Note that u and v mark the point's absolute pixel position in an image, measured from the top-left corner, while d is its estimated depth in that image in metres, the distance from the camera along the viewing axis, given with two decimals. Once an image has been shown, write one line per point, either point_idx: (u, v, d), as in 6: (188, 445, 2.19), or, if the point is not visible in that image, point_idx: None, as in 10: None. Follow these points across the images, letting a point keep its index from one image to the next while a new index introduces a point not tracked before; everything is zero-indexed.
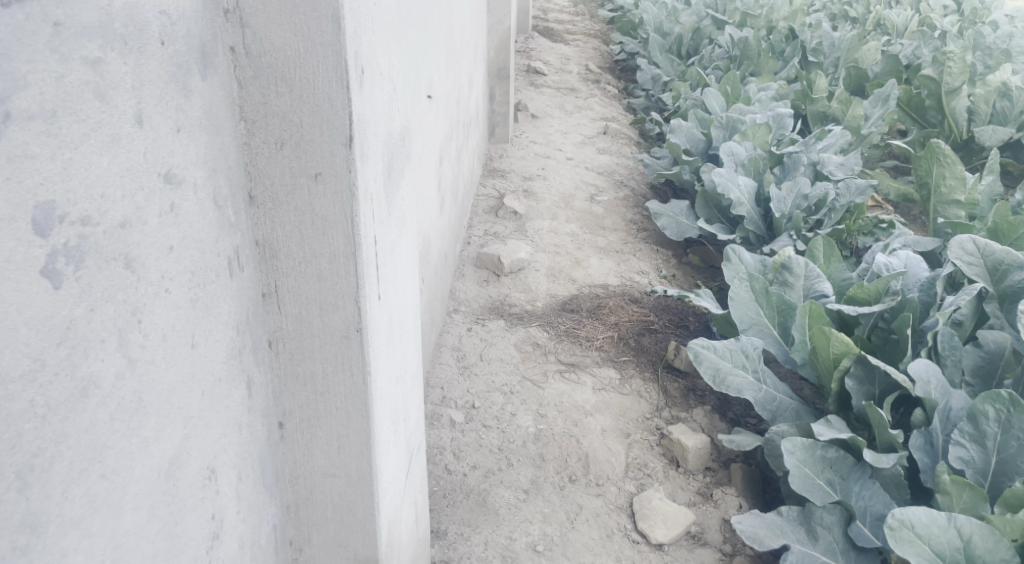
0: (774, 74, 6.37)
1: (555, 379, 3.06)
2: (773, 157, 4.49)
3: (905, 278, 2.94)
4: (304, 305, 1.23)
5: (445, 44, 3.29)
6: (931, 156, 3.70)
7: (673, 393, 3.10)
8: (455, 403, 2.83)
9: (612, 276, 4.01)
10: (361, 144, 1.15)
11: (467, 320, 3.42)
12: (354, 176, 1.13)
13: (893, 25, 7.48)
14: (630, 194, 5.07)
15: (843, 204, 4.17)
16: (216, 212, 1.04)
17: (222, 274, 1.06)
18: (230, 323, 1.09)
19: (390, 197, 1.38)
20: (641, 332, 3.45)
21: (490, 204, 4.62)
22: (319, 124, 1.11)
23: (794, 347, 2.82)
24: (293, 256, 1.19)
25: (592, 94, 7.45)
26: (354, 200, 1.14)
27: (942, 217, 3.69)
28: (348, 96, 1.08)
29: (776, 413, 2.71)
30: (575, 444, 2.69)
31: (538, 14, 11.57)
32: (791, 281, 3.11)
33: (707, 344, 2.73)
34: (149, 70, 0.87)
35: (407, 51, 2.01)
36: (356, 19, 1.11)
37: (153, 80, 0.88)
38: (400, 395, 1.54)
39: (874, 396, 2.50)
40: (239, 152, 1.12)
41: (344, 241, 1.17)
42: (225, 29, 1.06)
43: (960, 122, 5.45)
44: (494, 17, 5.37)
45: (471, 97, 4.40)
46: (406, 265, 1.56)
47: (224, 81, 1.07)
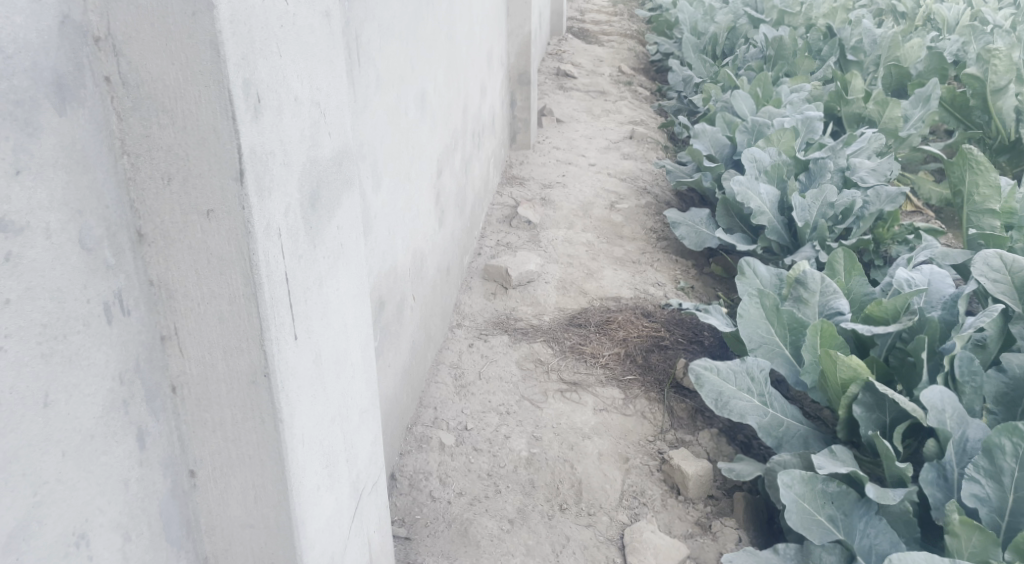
0: (811, 74, 6.15)
1: (555, 399, 2.95)
2: (798, 163, 4.31)
3: (927, 295, 2.76)
4: (207, 348, 1.14)
5: (446, 51, 3.20)
6: (964, 164, 3.50)
7: (679, 414, 2.96)
8: (447, 424, 2.73)
9: (626, 288, 3.88)
10: (259, 180, 1.07)
11: (470, 335, 3.33)
12: (249, 212, 1.04)
13: (944, 20, 7.21)
14: (652, 201, 4.93)
15: (872, 212, 3.98)
16: (83, 257, 0.96)
17: (93, 323, 0.98)
18: (108, 374, 1.01)
19: (315, 228, 1.29)
20: (650, 349, 3.32)
21: (504, 213, 4.54)
22: (206, 156, 1.02)
23: (805, 370, 2.67)
24: (191, 297, 1.11)
25: (622, 97, 7.30)
26: (250, 237, 1.06)
27: (975, 228, 3.48)
28: (236, 127, 1.00)
29: (783, 440, 2.55)
30: (569, 470, 2.57)
31: (575, 14, 11.42)
32: (806, 297, 2.97)
33: (709, 365, 2.60)
34: None
35: (369, 64, 1.91)
36: (247, 45, 1.02)
37: None
38: (340, 434, 1.46)
39: (886, 425, 2.33)
40: (122, 189, 1.03)
41: (243, 280, 1.09)
42: (98, 59, 0.98)
43: (1007, 124, 5.20)
44: (514, 23, 5.29)
45: (484, 105, 4.31)
46: (346, 296, 1.47)
47: (97, 114, 0.99)
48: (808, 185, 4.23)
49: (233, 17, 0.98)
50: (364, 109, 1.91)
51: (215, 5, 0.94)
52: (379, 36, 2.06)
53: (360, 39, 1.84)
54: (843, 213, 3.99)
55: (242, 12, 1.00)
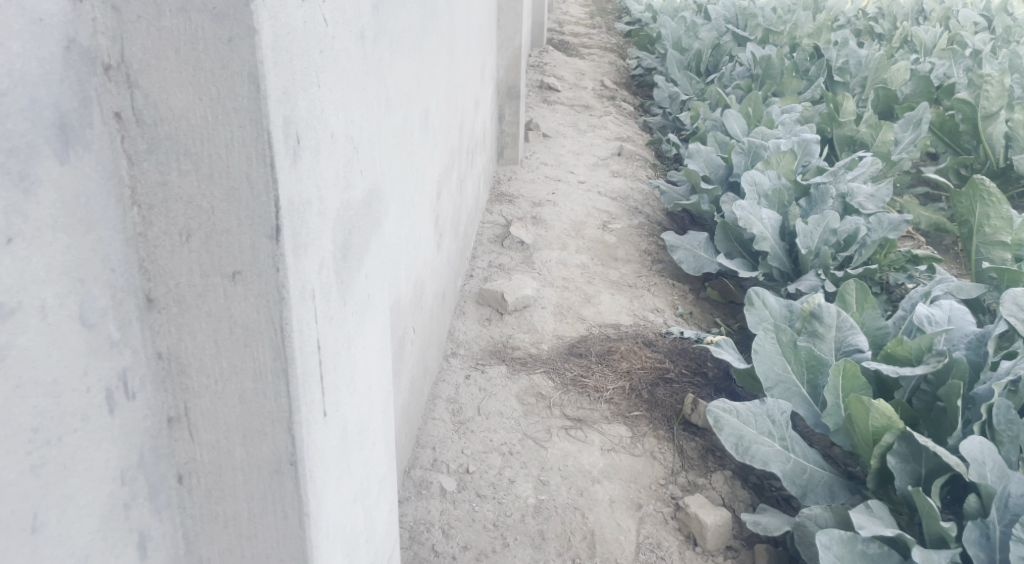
0: (799, 94, 6.04)
1: (560, 438, 2.78)
2: (798, 188, 4.16)
3: (950, 333, 2.61)
4: (223, 433, 0.96)
5: (446, 67, 3.03)
6: (974, 193, 3.33)
7: (690, 454, 2.81)
8: (447, 467, 2.55)
9: (625, 315, 3.73)
10: (296, 236, 0.90)
11: (466, 365, 3.15)
12: (285, 274, 0.88)
13: (921, 42, 7.11)
14: (644, 222, 4.79)
15: (876, 240, 3.80)
16: (82, 336, 0.82)
17: (93, 417, 0.84)
18: (107, 476, 0.87)
19: (345, 282, 1.10)
20: (655, 383, 3.16)
21: (496, 232, 4.37)
22: (235, 209, 0.87)
23: (827, 412, 2.52)
24: (207, 373, 0.93)
25: (607, 112, 7.18)
26: (282, 304, 0.89)
27: (985, 260, 3.31)
28: (274, 175, 0.85)
29: (807, 488, 2.40)
30: (581, 520, 2.42)
31: (552, 25, 11.30)
32: (821, 332, 2.81)
33: (728, 407, 2.44)
34: None
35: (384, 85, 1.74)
36: (289, 77, 0.86)
37: None
38: (361, 513, 1.27)
39: (922, 476, 2.19)
40: (129, 247, 0.87)
41: (271, 355, 0.91)
42: (108, 91, 0.84)
43: (996, 150, 5.07)
44: (505, 35, 5.13)
45: (477, 120, 4.14)
46: (371, 354, 1.28)
47: (104, 159, 0.84)
48: (808, 211, 4.07)
49: (276, 44, 0.83)
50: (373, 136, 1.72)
51: (257, 29, 0.80)
52: (391, 54, 1.88)
53: (376, 54, 1.66)
54: (846, 241, 3.85)
55: (285, 38, 0.85)
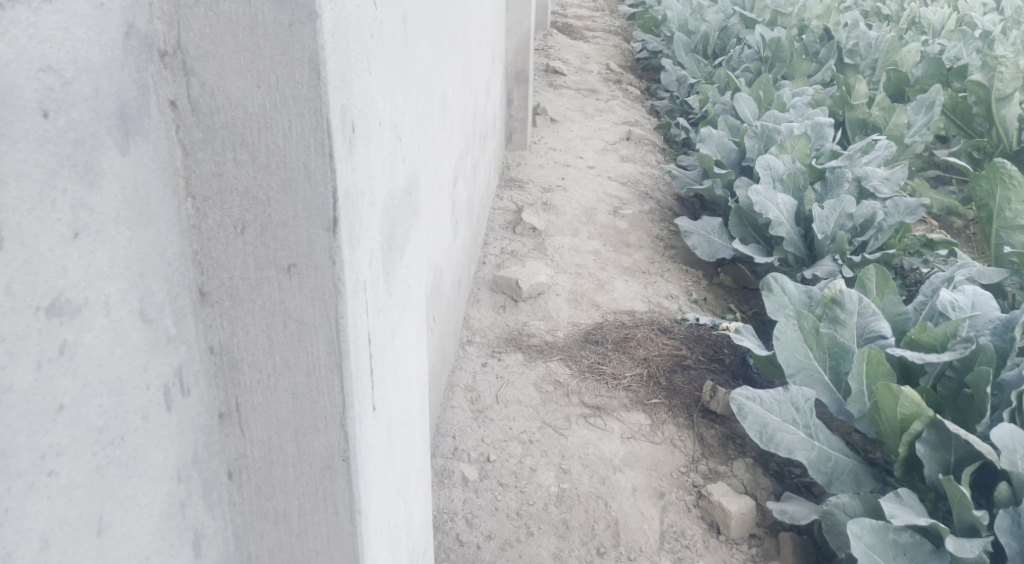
0: (808, 77, 5.98)
1: (579, 425, 2.77)
2: (813, 172, 4.12)
3: (975, 320, 2.57)
4: (274, 428, 1.00)
5: (461, 53, 2.99)
6: (994, 176, 3.24)
7: (710, 441, 2.80)
8: (468, 455, 2.53)
9: (639, 302, 3.70)
10: (351, 225, 0.91)
11: (482, 352, 3.13)
12: (341, 268, 0.90)
13: (929, 24, 7.04)
14: (656, 207, 4.76)
15: (893, 224, 3.75)
16: (143, 332, 0.87)
17: (152, 415, 0.89)
18: (165, 475, 0.92)
19: (391, 273, 1.08)
20: (673, 370, 3.15)
21: (507, 218, 4.35)
22: (291, 200, 0.90)
23: (850, 399, 2.50)
24: (259, 367, 0.97)
25: (613, 96, 7.13)
26: (337, 297, 0.91)
27: (1006, 245, 3.25)
28: (332, 165, 0.87)
29: (832, 476, 2.38)
30: (604, 508, 2.40)
31: (556, 8, 11.20)
32: (843, 319, 2.77)
33: (751, 395, 2.42)
34: (12, 167, 0.71)
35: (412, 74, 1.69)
36: (345, 63, 0.87)
37: (23, 178, 0.72)
38: (402, 506, 1.25)
39: (951, 464, 2.16)
40: (185, 240, 0.92)
41: (325, 350, 0.94)
42: (165, 78, 0.87)
43: (1010, 132, 4.98)
44: (513, 18, 5.09)
45: (488, 105, 4.10)
46: (411, 345, 1.26)
47: (161, 147, 0.88)
48: (823, 195, 4.04)
49: (336, 28, 0.85)
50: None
51: (318, 13, 0.82)
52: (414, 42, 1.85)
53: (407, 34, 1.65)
54: (863, 225, 3.80)
55: (343, 22, 0.86)
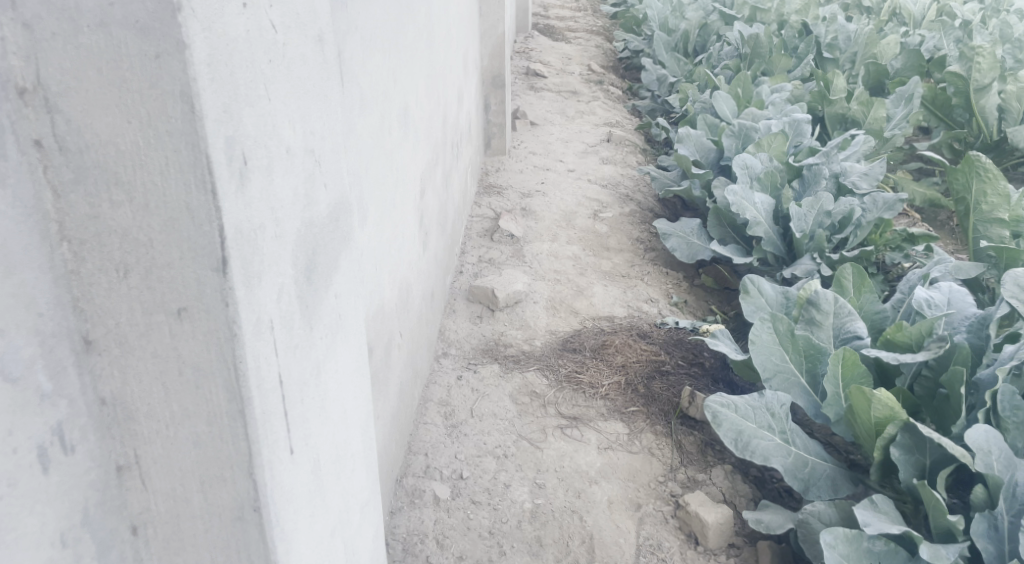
0: (788, 73, 5.92)
1: (555, 437, 2.72)
2: (791, 170, 4.08)
3: (950, 318, 2.53)
4: (178, 480, 0.97)
5: (425, 62, 2.94)
6: (969, 171, 3.21)
7: (689, 448, 2.75)
8: (440, 473, 2.48)
9: (618, 307, 3.66)
10: (247, 263, 0.88)
11: (458, 365, 3.08)
12: (235, 307, 0.88)
13: (910, 14, 7.00)
14: (636, 209, 4.72)
15: (871, 220, 3.72)
16: (8, 391, 0.82)
17: (21, 480, 0.84)
18: (46, 541, 0.87)
19: (311, 307, 1.03)
20: (652, 376, 3.10)
21: (484, 226, 4.30)
22: (175, 241, 0.87)
23: (827, 403, 2.46)
24: (155, 417, 0.94)
25: (595, 98, 7.08)
26: (233, 340, 0.89)
27: (983, 239, 3.21)
28: (216, 203, 0.84)
29: (809, 482, 2.34)
30: (579, 523, 2.36)
31: (538, 11, 11.15)
32: (819, 319, 2.73)
33: (725, 402, 2.38)
34: None
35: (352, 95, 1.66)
36: (229, 95, 0.85)
37: None
38: (341, 544, 1.20)
39: (926, 468, 2.13)
40: (64, 287, 0.89)
41: (225, 398, 0.91)
42: (26, 117, 0.84)
43: (989, 123, 4.93)
44: (487, 22, 5.04)
45: (461, 112, 4.05)
46: (347, 376, 1.21)
47: (26, 190, 0.85)
48: (801, 192, 4.00)
49: (212, 58, 0.83)
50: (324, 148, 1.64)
51: (188, 44, 0.80)
52: (352, 59, 1.82)
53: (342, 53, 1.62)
54: (841, 223, 3.75)
55: (222, 51, 0.83)
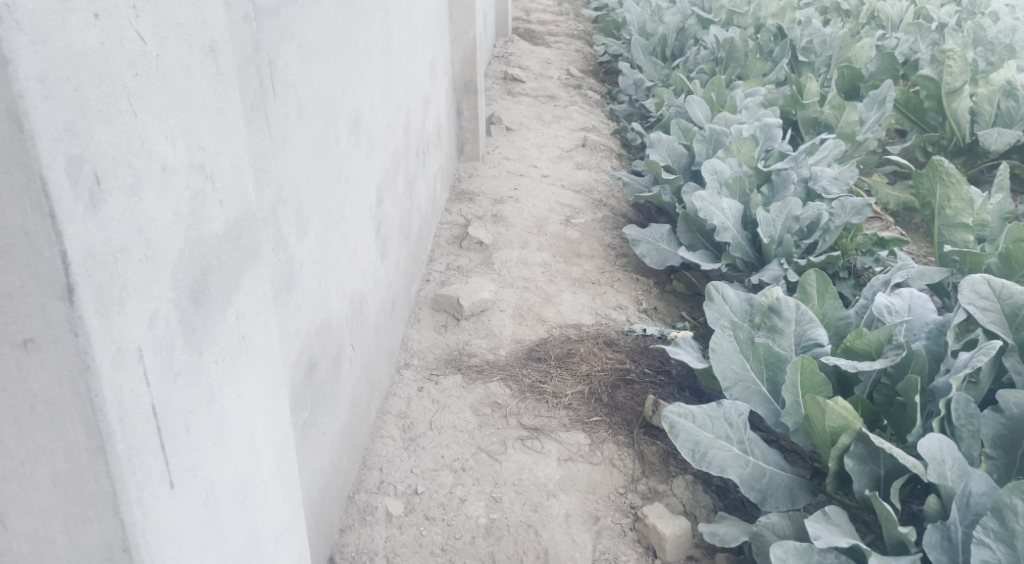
0: (763, 76, 5.90)
1: (515, 449, 2.68)
2: (760, 175, 4.06)
3: (910, 324, 2.55)
4: (40, 519, 0.87)
5: (382, 69, 2.89)
6: (933, 176, 3.22)
7: (651, 458, 2.71)
8: (394, 489, 2.44)
9: (586, 314, 3.62)
10: (101, 292, 0.80)
11: (420, 376, 3.03)
12: (86, 338, 0.78)
13: (888, 17, 6.97)
14: (609, 215, 4.68)
15: (839, 225, 3.70)
16: None
17: None
18: None
19: (201, 331, 0.98)
20: (616, 384, 3.06)
21: (454, 233, 4.25)
22: (17, 268, 0.78)
23: (786, 411, 2.43)
24: (10, 455, 0.84)
25: (572, 102, 7.05)
26: (86, 373, 0.79)
27: (948, 244, 3.19)
28: (56, 229, 0.75)
29: (766, 493, 2.31)
30: (534, 538, 2.32)
31: (520, 14, 11.12)
32: (781, 327, 2.70)
33: (683, 412, 2.33)
34: None
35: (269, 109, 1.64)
36: (72, 110, 0.76)
37: None
38: None
39: (879, 477, 2.11)
40: None
41: (82, 432, 0.81)
42: None
43: (962, 126, 4.91)
44: (458, 28, 4.98)
45: (428, 119, 4.00)
46: (254, 399, 1.17)
47: None
48: (771, 197, 3.98)
49: (44, 72, 0.73)
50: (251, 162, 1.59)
51: (10, 60, 0.70)
52: (285, 68, 1.77)
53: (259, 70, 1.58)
54: (809, 227, 3.74)
55: (59, 65, 0.74)
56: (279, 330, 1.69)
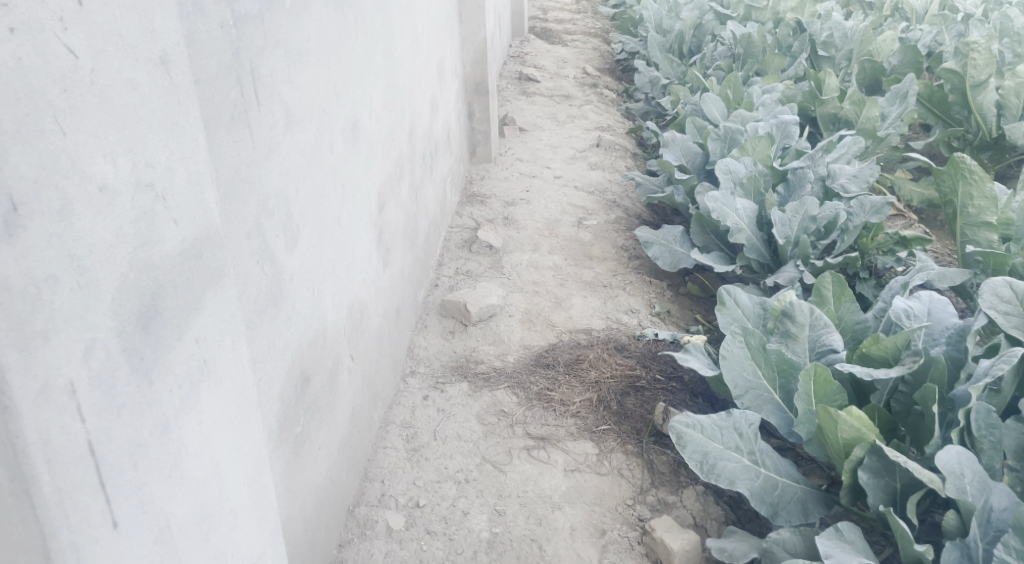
0: (781, 72, 5.78)
1: (521, 459, 2.62)
2: (776, 174, 3.97)
3: (930, 330, 2.45)
4: None
5: (383, 71, 2.82)
6: (955, 173, 3.11)
7: (660, 468, 2.64)
8: (395, 502, 2.40)
9: (597, 319, 3.54)
10: (19, 326, 0.77)
11: (425, 385, 2.97)
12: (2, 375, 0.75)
13: (912, 9, 6.79)
14: (622, 216, 4.61)
15: (858, 225, 3.60)
16: None
17: None
18: None
19: (151, 359, 0.93)
20: (626, 392, 2.99)
21: (464, 236, 4.19)
22: None
23: (799, 421, 2.35)
24: None
25: (588, 102, 6.97)
26: (4, 414, 0.76)
27: (971, 244, 3.09)
28: None
29: (778, 506, 2.23)
30: (537, 553, 2.27)
31: (537, 13, 11.05)
32: (795, 332, 2.61)
33: (691, 422, 2.26)
34: None
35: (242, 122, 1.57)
36: None
37: None
38: None
39: (896, 491, 2.03)
40: None
41: (5, 477, 0.78)
42: None
43: (988, 119, 4.78)
44: (468, 29, 4.91)
45: (436, 122, 3.94)
46: (222, 423, 1.12)
47: None
48: (786, 197, 3.89)
49: None
50: (232, 172, 1.54)
51: None
52: (269, 76, 1.72)
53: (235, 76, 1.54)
54: (826, 227, 3.65)
55: None
56: (254, 350, 1.62)
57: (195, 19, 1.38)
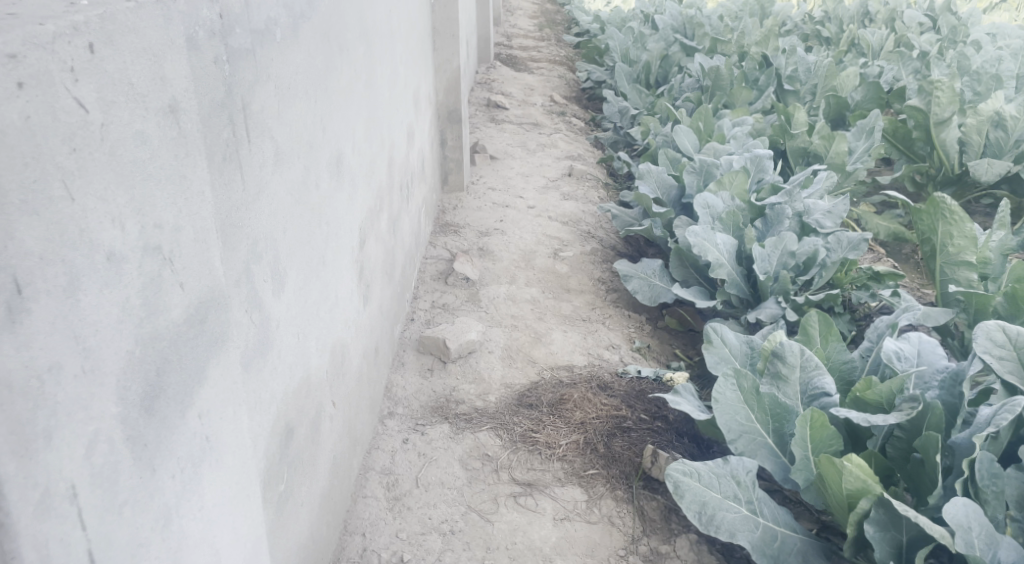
0: (749, 105, 5.81)
1: (507, 507, 2.52)
2: (753, 209, 3.96)
3: (922, 373, 2.42)
4: None
5: (364, 101, 2.73)
6: (935, 212, 3.11)
7: (651, 515, 2.56)
8: (378, 557, 2.29)
9: (578, 355, 3.47)
10: (19, 427, 0.73)
11: (403, 427, 2.85)
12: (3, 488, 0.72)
13: (868, 45, 6.86)
14: (597, 248, 4.55)
15: (835, 261, 3.59)
16: None
17: None
18: None
19: (154, 442, 0.90)
20: (613, 433, 2.91)
21: (438, 268, 4.09)
22: None
23: (796, 468, 2.29)
24: None
25: (556, 130, 6.94)
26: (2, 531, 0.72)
27: (952, 282, 3.08)
28: None
29: (779, 558, 2.16)
30: None
31: (502, 39, 11.03)
32: (785, 373, 2.55)
33: (688, 470, 2.19)
34: None
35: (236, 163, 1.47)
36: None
37: None
38: None
39: (902, 545, 1.97)
40: None
41: None
42: None
43: (951, 156, 4.84)
44: (441, 56, 4.84)
45: (411, 152, 3.84)
46: (221, 505, 1.03)
47: None
48: (764, 232, 3.87)
49: None
50: (223, 217, 1.44)
51: None
52: (260, 112, 1.62)
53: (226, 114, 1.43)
54: (805, 263, 3.62)
55: None
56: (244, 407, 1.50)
57: (191, 54, 1.28)
